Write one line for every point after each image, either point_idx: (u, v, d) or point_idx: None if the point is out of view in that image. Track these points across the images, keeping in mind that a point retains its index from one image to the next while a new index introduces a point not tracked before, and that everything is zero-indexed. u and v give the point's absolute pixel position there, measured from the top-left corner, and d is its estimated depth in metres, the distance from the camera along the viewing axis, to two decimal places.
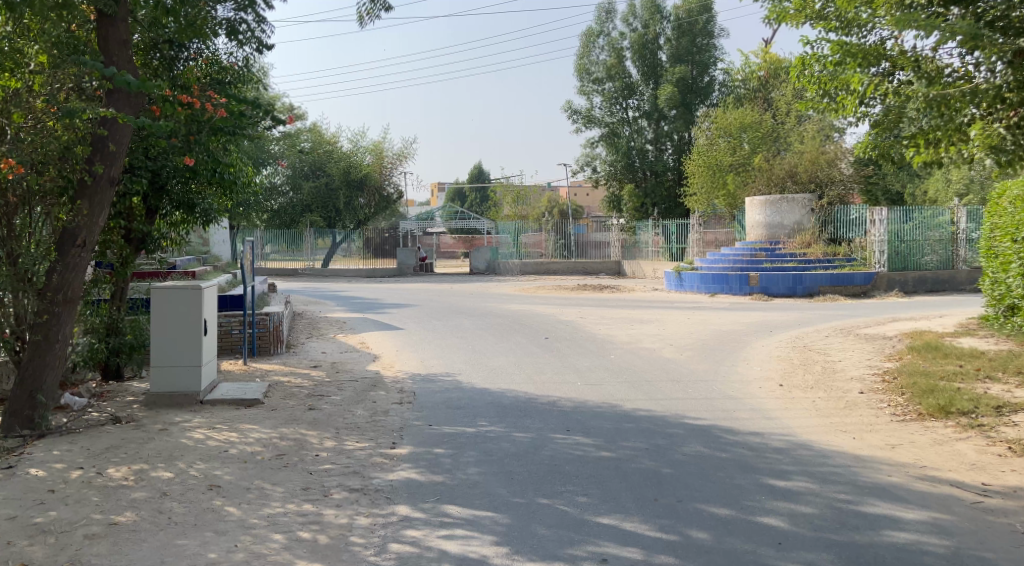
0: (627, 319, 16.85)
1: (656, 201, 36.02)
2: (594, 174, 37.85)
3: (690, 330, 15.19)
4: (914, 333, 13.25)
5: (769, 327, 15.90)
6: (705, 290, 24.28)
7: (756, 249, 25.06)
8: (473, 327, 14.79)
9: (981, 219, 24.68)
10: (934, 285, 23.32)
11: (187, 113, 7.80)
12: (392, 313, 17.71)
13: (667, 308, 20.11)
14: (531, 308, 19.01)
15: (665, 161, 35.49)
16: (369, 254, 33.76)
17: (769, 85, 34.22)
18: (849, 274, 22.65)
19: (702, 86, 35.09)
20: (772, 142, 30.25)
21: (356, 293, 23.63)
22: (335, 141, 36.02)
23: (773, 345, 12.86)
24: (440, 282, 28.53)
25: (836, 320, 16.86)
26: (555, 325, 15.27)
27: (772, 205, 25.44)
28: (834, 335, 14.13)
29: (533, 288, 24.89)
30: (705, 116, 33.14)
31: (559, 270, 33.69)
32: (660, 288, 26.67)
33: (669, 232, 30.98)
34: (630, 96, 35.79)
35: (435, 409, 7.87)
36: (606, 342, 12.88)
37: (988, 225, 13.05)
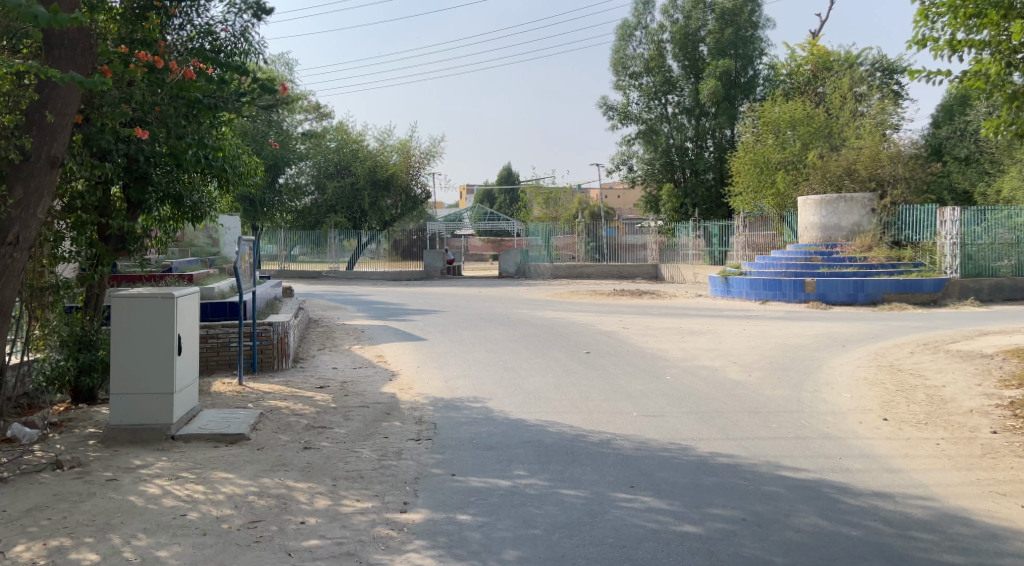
0: (674, 329, 15.17)
1: (696, 201, 34.23)
2: (630, 174, 36.08)
3: (749, 343, 13.45)
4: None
5: (838, 341, 14.17)
6: (755, 297, 22.61)
7: (811, 253, 23.40)
8: (506, 338, 13.20)
9: None
10: (1012, 292, 21.82)
11: (148, 74, 6.83)
12: (414, 320, 16.16)
13: (717, 316, 18.36)
14: (567, 315, 17.38)
15: (705, 159, 33.65)
16: (397, 256, 32.31)
17: (817, 79, 32.40)
18: (917, 280, 21.17)
19: (745, 82, 33.27)
20: (824, 138, 28.38)
21: (378, 297, 22.15)
22: (362, 138, 34.52)
23: (856, 366, 11.14)
24: (470, 286, 26.99)
25: (913, 334, 15.08)
26: (597, 337, 13.64)
27: (828, 205, 23.95)
28: (921, 355, 12.35)
29: (567, 292, 23.22)
30: (750, 111, 31.27)
31: (592, 274, 31.94)
32: (703, 295, 24.85)
33: (712, 234, 29.15)
34: (670, 92, 34.01)
35: (462, 451, 6.28)
36: (659, 359, 11.22)
37: None
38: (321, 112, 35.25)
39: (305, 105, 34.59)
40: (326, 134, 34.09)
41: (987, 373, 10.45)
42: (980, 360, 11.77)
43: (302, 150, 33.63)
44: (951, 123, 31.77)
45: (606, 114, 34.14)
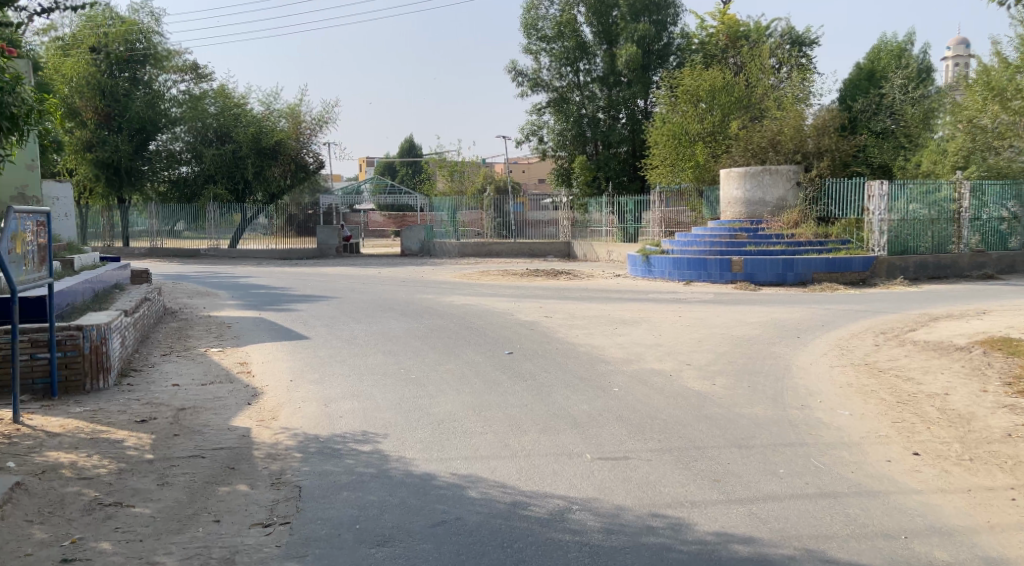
0: (602, 317, 13.10)
1: (609, 174, 32.35)
2: (541, 145, 33.94)
3: (694, 335, 11.51)
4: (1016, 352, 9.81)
5: (789, 330, 12.44)
6: (678, 277, 20.88)
7: (736, 229, 21.85)
8: (405, 333, 10.78)
9: (987, 194, 23.39)
10: (936, 270, 21.63)
11: None
12: (294, 310, 13.49)
13: (645, 300, 16.44)
14: (475, 300, 15.03)
15: (618, 131, 31.70)
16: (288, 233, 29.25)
17: (730, 50, 31.14)
18: (847, 258, 19.79)
19: (658, 50, 31.59)
20: (742, 109, 27.03)
21: (259, 279, 19.25)
22: (245, 102, 30.68)
23: (833, 366, 9.29)
24: (367, 265, 24.23)
25: (865, 320, 13.54)
26: (518, 329, 11.38)
27: (752, 178, 22.48)
28: (891, 348, 10.63)
29: (476, 273, 20.86)
30: (666, 78, 29.56)
31: (501, 252, 29.69)
32: (622, 275, 22.96)
33: (625, 208, 27.23)
34: (581, 59, 31.91)
35: (335, 555, 3.95)
36: (598, 362, 9.08)
37: None
38: (199, 72, 31.41)
39: (179, 63, 30.71)
40: (206, 98, 30.27)
41: (985, 371, 8.75)
42: (961, 352, 10.11)
43: (176, 113, 29.77)
44: (865, 97, 30.95)
45: (514, 80, 31.75)
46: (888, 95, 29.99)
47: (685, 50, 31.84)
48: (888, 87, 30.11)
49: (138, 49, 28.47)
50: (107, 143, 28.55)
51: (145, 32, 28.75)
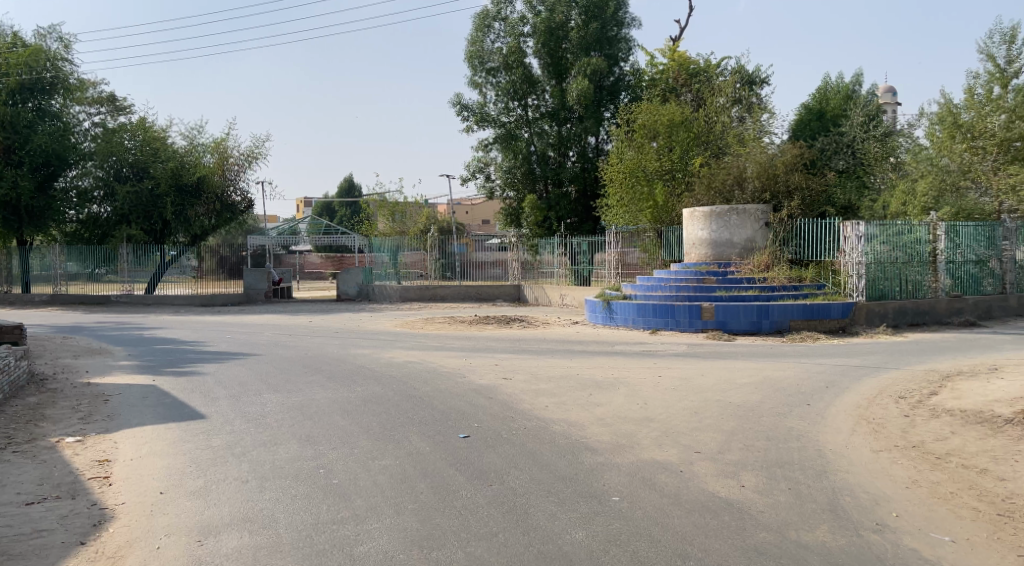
0: (568, 377, 11.02)
1: (561, 214, 30.41)
2: (488, 183, 31.95)
3: (685, 403, 9.48)
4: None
5: (794, 394, 10.58)
6: (643, 325, 18.92)
7: (704, 273, 20.09)
8: (333, 407, 8.53)
9: (959, 237, 22.51)
10: (915, 316, 20.77)
11: None
12: (197, 371, 11.07)
13: (612, 350, 14.40)
14: (419, 355, 12.85)
15: (569, 169, 29.90)
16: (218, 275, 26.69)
17: (683, 87, 30.10)
18: (824, 304, 18.14)
19: (610, 85, 30.01)
20: (701, 146, 25.52)
21: (167, 331, 16.62)
22: (165, 135, 27.65)
23: (877, 452, 7.41)
24: (299, 312, 21.74)
25: (873, 381, 11.84)
26: (476, 397, 9.22)
27: (718, 218, 20.84)
28: (926, 423, 8.89)
29: (419, 321, 18.60)
30: (622, 111, 27.99)
31: (447, 296, 27.58)
32: (581, 322, 20.99)
33: (576, 248, 25.32)
34: (529, 93, 30.13)
35: None
36: (582, 450, 6.96)
37: None
38: (117, 104, 28.65)
39: (93, 95, 28.07)
40: (122, 132, 26.89)
41: None
42: (1016, 431, 8.46)
43: (89, 148, 27.20)
44: (823, 136, 30.34)
45: (459, 114, 29.78)
46: (847, 135, 29.57)
47: (636, 90, 30.20)
48: (847, 126, 29.67)
49: (46, 78, 25.98)
50: (4, 179, 25.24)
51: (53, 59, 26.25)
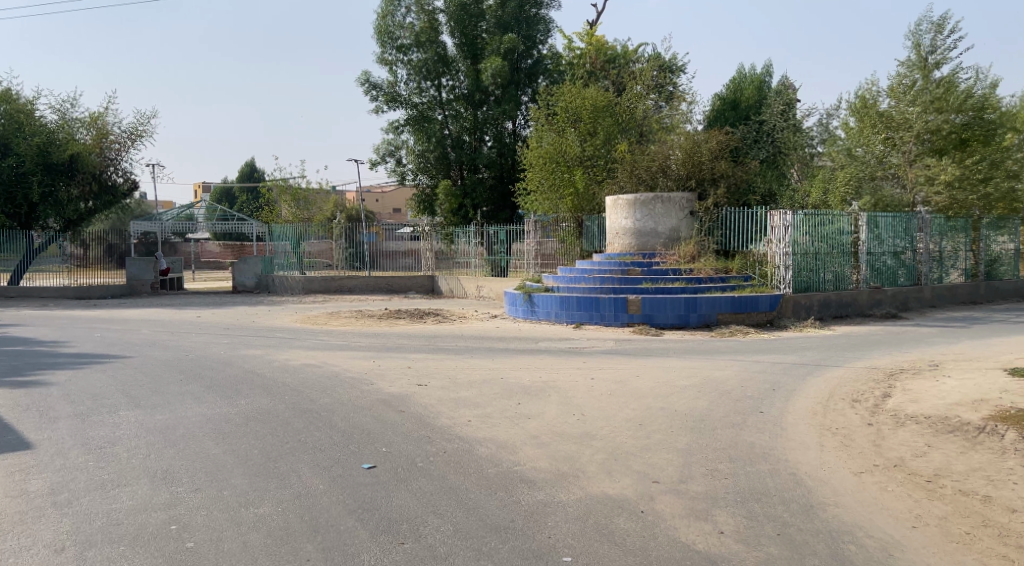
0: (491, 381, 9.63)
1: (477, 201, 28.80)
2: (399, 168, 30.09)
3: (628, 413, 8.22)
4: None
5: (742, 399, 9.49)
6: (566, 319, 17.71)
7: (629, 264, 18.99)
8: (203, 427, 6.87)
9: (879, 227, 22.24)
10: (838, 309, 20.30)
11: None
12: (43, 380, 9.15)
13: (536, 347, 13.09)
14: (318, 355, 11.20)
15: (485, 154, 28.34)
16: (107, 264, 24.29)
17: (601, 73, 29.13)
18: (752, 296, 17.22)
19: (527, 68, 28.50)
20: (622, 131, 24.49)
21: (23, 329, 14.35)
22: (32, 107, 24.77)
23: (861, 476, 6.33)
24: (187, 306, 19.61)
25: (820, 381, 10.91)
26: (384, 409, 7.71)
27: (642, 206, 19.85)
28: (897, 435, 7.92)
29: (321, 316, 16.84)
30: (541, 94, 26.73)
31: (354, 288, 25.74)
32: (499, 316, 19.64)
33: (494, 238, 23.87)
34: (443, 74, 28.48)
35: None
36: (517, 485, 5.58)
37: None
38: None
39: None
40: None
41: None
42: (994, 444, 7.59)
43: None
44: (743, 125, 29.85)
45: (368, 92, 27.83)
46: (768, 122, 29.10)
47: (554, 74, 28.80)
48: (767, 114, 29.21)
49: None
50: None
51: None
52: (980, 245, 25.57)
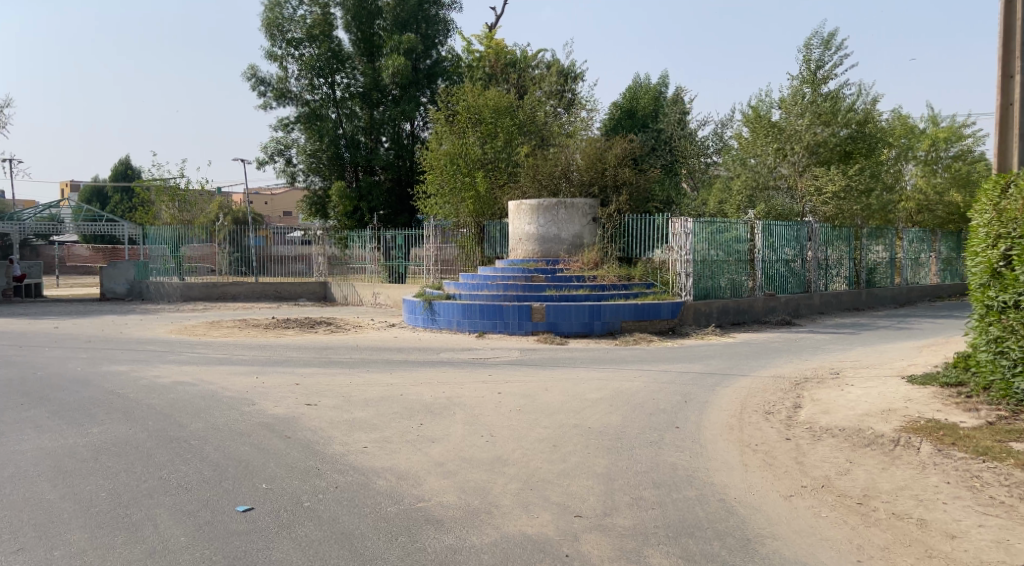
0: (388, 399, 8.82)
1: (374, 204, 27.55)
2: (289, 168, 28.67)
3: (539, 433, 7.60)
4: (993, 460, 7.29)
5: (655, 413, 9.03)
6: (467, 328, 17.02)
7: (532, 271, 18.46)
8: (44, 463, 5.81)
9: (773, 236, 22.59)
10: (736, 315, 20.43)
11: None
12: None
13: (436, 358, 12.31)
14: (193, 371, 10.07)
15: (382, 155, 27.31)
16: None
17: (501, 76, 28.69)
18: (655, 304, 17.02)
19: (425, 69, 27.75)
20: (522, 135, 24.03)
21: None
22: None
23: (790, 500, 5.93)
24: (48, 316, 17.81)
25: (731, 392, 10.60)
26: (267, 435, 6.78)
27: (545, 211, 19.41)
28: (817, 450, 7.61)
29: (201, 325, 15.53)
30: (440, 95, 26.02)
31: (238, 295, 24.29)
32: (396, 325, 18.75)
33: (391, 243, 22.85)
34: (337, 71, 27.28)
35: None
36: (421, 527, 4.86)
37: None
38: None
39: None
40: None
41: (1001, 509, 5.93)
42: (913, 459, 7.37)
43: None
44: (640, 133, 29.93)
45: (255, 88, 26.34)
46: (665, 131, 29.19)
47: (453, 76, 28.15)
48: (664, 123, 29.34)
49: None
50: None
51: None
52: (863, 253, 26.39)
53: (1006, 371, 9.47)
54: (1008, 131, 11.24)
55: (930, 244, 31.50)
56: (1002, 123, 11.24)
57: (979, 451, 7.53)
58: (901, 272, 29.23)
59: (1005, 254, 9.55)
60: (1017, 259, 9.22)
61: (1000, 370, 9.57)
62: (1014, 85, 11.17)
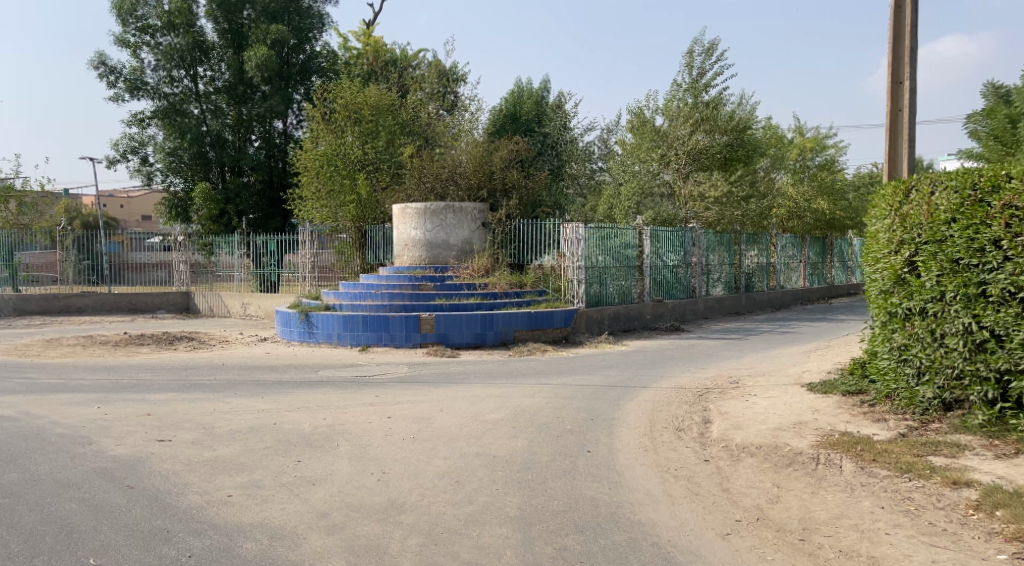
0: (262, 431, 7.67)
1: (241, 207, 25.73)
2: (143, 167, 26.35)
3: (439, 468, 6.70)
4: (920, 477, 6.86)
5: (562, 434, 8.27)
6: (349, 341, 15.80)
7: (418, 279, 17.43)
8: None
9: (660, 242, 22.51)
10: (626, 322, 20.12)
11: None
12: None
13: (314, 377, 11.13)
14: (19, 402, 8.54)
15: (251, 155, 25.59)
16: None
17: (380, 75, 27.49)
18: (548, 312, 16.37)
19: (298, 64, 26.26)
20: (404, 135, 22.93)
21: None
22: None
23: (728, 541, 5.35)
24: None
25: (637, 408, 10.01)
26: (104, 486, 5.70)
27: (432, 215, 18.45)
28: (739, 475, 7.08)
29: (39, 344, 13.66)
30: (313, 92, 24.53)
31: (84, 307, 21.88)
32: (268, 339, 17.28)
33: (262, 249, 21.24)
34: (198, 64, 25.47)
35: None
36: None
37: (979, 256, 8.07)
38: None
39: None
40: None
41: (944, 539, 5.54)
42: (839, 480, 6.94)
43: None
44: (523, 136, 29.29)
45: (103, 78, 24.03)
46: (550, 135, 28.65)
47: (328, 73, 26.60)
48: (549, 126, 28.88)
49: None
50: None
51: None
52: (743, 259, 26.76)
53: (911, 380, 9.05)
54: (899, 138, 11.31)
55: (800, 249, 32.46)
56: (892, 128, 11.30)
57: (903, 467, 7.12)
58: (775, 277, 29.96)
59: (909, 260, 9.09)
60: (923, 264, 8.75)
61: (904, 379, 9.15)
62: (903, 93, 11.26)
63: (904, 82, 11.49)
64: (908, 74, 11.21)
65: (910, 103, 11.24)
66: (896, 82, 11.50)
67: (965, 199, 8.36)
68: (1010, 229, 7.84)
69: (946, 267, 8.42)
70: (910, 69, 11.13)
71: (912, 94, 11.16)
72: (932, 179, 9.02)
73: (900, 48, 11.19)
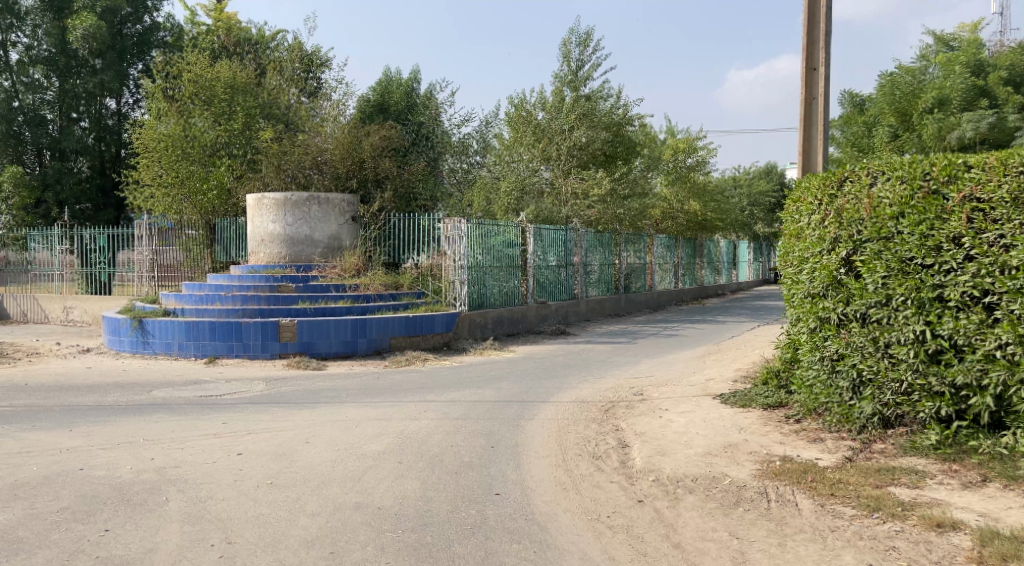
0: (58, 485, 5.68)
1: (65, 196, 22.49)
2: None
3: (308, 534, 4.97)
4: (895, 517, 5.72)
5: (461, 470, 6.69)
6: (193, 351, 13.56)
7: (277, 279, 15.34)
8: None
9: (545, 241, 21.37)
10: (510, 326, 18.78)
11: None
12: None
13: (145, 399, 9.06)
14: None
15: (76, 136, 22.41)
16: None
17: (233, 52, 24.87)
18: (426, 316, 14.71)
19: (135, 35, 23.62)
20: (260, 119, 20.54)
21: None
22: None
23: None
24: None
25: (541, 429, 8.56)
26: None
27: (295, 208, 16.42)
28: (685, 521, 5.77)
29: None
30: (153, 67, 21.75)
31: None
32: (96, 349, 14.71)
33: (90, 244, 18.51)
34: (13, 28, 22.07)
35: None
36: None
37: (937, 253, 7.11)
38: None
39: None
40: None
41: None
42: (804, 524, 5.74)
43: None
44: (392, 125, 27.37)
45: None
46: (424, 125, 26.87)
47: (172, 49, 24.29)
48: (423, 115, 27.20)
49: None
50: None
51: None
52: (622, 259, 26.05)
53: (846, 394, 7.92)
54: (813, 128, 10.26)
55: (674, 250, 32.30)
56: (806, 117, 10.25)
57: (870, 503, 5.97)
58: (651, 277, 29.57)
59: (845, 259, 8.02)
60: (864, 265, 7.70)
61: (837, 393, 8.02)
62: (817, 80, 10.25)
63: (818, 68, 10.49)
64: (824, 59, 10.21)
65: (824, 90, 10.23)
66: (810, 68, 10.47)
67: (915, 191, 7.39)
68: (972, 226, 6.95)
69: (894, 267, 7.39)
70: (826, 54, 10.10)
71: (826, 82, 10.15)
72: (870, 169, 7.98)
73: (816, 30, 10.13)
